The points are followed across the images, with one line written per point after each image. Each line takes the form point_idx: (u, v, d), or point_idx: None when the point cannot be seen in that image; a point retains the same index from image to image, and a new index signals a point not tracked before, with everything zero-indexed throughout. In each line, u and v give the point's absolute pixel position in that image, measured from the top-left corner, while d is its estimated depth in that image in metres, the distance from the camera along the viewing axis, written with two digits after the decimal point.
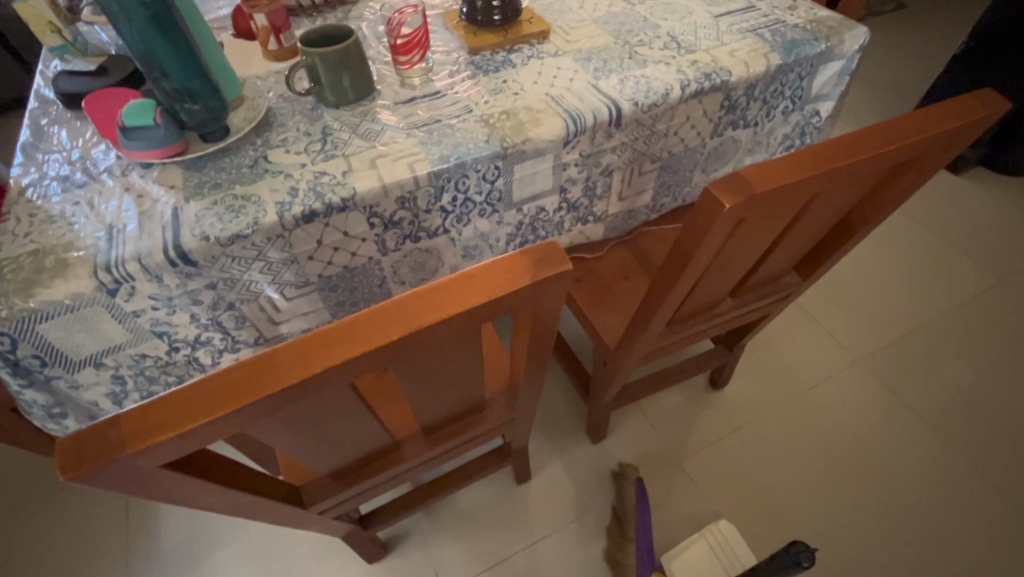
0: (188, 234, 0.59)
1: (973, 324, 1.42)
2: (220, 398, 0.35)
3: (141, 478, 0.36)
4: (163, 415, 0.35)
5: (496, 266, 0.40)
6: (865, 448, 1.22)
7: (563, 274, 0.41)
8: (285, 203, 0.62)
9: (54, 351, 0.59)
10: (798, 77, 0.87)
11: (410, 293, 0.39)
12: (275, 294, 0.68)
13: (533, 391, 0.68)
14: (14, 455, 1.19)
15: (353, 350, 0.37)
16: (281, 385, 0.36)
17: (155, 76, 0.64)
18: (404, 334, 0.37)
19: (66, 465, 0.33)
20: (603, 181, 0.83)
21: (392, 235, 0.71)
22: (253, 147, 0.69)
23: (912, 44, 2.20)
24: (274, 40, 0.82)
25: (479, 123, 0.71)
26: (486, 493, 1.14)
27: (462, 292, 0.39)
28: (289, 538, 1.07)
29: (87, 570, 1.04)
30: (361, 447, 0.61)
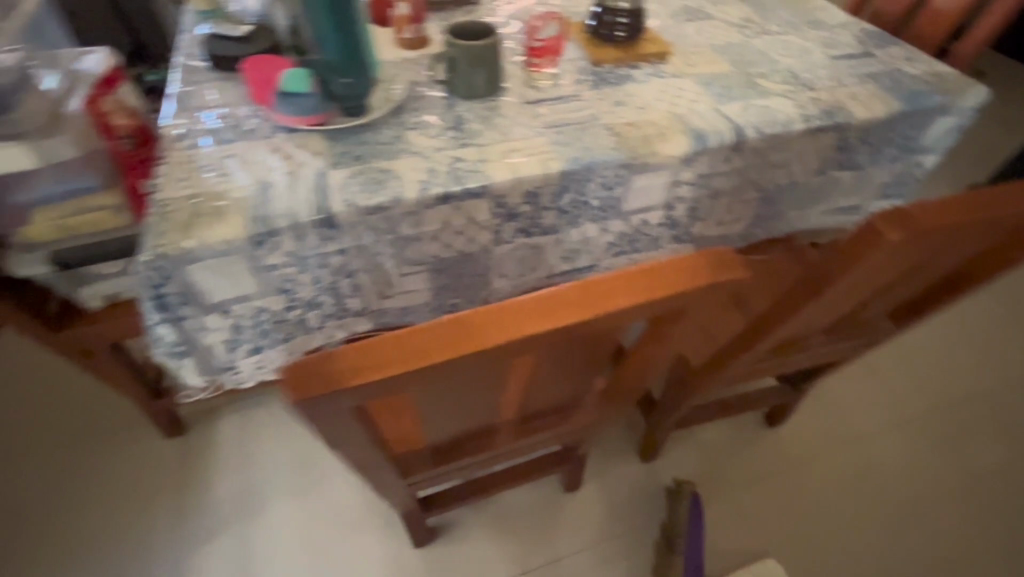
0: (337, 200, 0.62)
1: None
2: (421, 349, 0.37)
3: (332, 415, 0.38)
4: (368, 357, 0.37)
5: (678, 263, 0.42)
6: (914, 509, 1.21)
7: (738, 280, 0.42)
8: (426, 182, 0.65)
9: (194, 292, 0.62)
10: (912, 127, 0.88)
11: (595, 277, 0.41)
12: (393, 268, 0.71)
13: (629, 396, 0.69)
14: (83, 387, 1.23)
15: (544, 323, 0.38)
16: (478, 346, 0.38)
17: (317, 49, 0.68)
18: (592, 315, 0.39)
19: (292, 389, 0.35)
20: (708, 203, 0.84)
21: (510, 227, 0.73)
22: (390, 127, 0.72)
23: (989, 111, 2.18)
24: (410, 29, 0.86)
25: (608, 131, 0.73)
26: (529, 496, 1.15)
27: (646, 283, 0.41)
28: (336, 511, 1.10)
29: (142, 508, 1.08)
30: (468, 425, 0.62)
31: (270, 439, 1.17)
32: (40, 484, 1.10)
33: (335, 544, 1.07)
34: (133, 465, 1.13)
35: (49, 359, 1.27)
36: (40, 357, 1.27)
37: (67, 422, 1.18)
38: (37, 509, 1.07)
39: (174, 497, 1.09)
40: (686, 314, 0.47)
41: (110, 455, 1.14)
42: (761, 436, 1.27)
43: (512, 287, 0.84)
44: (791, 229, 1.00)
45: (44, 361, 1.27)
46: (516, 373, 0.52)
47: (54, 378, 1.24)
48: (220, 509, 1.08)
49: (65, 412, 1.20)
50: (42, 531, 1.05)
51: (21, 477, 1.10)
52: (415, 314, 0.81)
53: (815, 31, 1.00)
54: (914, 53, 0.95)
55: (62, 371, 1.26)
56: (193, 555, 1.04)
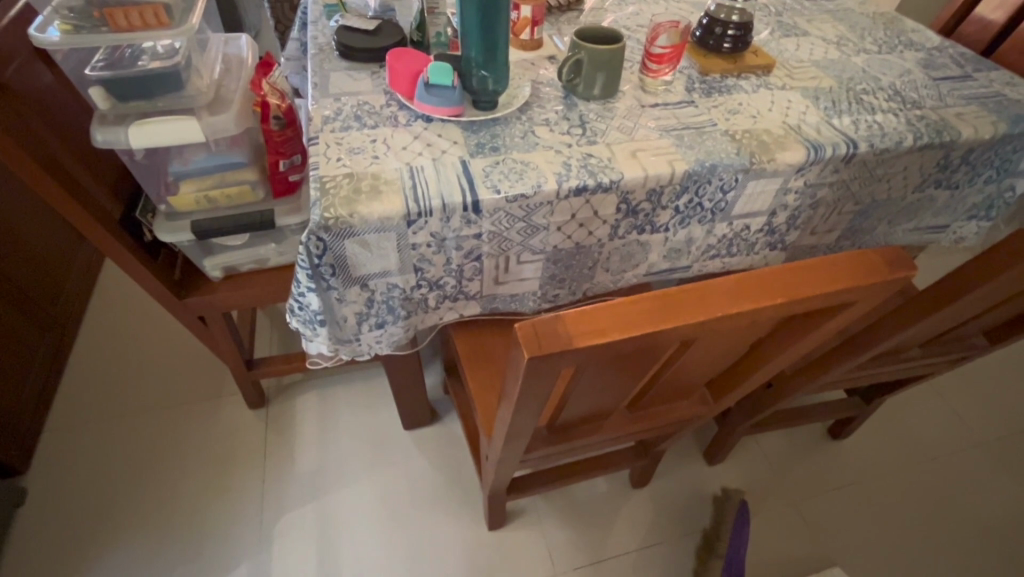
0: (483, 186, 0.66)
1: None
2: (631, 319, 0.41)
3: (543, 373, 0.42)
4: (583, 323, 0.40)
5: (854, 259, 0.45)
6: (981, 533, 1.20)
7: (909, 278, 0.45)
8: (562, 175, 0.69)
9: (345, 264, 0.66)
10: (1012, 150, 0.89)
11: (780, 267, 0.44)
12: (515, 255, 0.75)
13: (738, 391, 0.72)
14: (184, 359, 1.36)
15: (742, 305, 0.42)
16: (682, 320, 0.41)
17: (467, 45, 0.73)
18: (783, 300, 0.42)
19: (530, 345, 0.39)
20: (807, 213, 0.87)
21: (627, 222, 0.76)
22: (520, 122, 0.77)
23: None
24: (529, 30, 0.90)
25: (727, 137, 0.76)
26: (592, 492, 1.18)
27: (828, 273, 0.44)
28: (407, 489, 1.17)
29: (234, 473, 1.18)
30: (593, 405, 0.66)
31: (347, 415, 1.26)
32: (145, 435, 1.23)
33: (405, 518, 1.13)
34: (223, 433, 1.24)
35: (160, 327, 1.43)
36: (151, 324, 1.44)
37: (170, 391, 1.30)
38: (140, 459, 1.20)
39: (259, 461, 1.20)
40: (842, 314, 0.50)
41: (204, 417, 1.26)
42: (823, 449, 1.28)
43: (612, 283, 0.87)
44: (877, 244, 1.02)
45: (153, 328, 1.43)
46: (664, 358, 0.55)
47: (157, 345, 1.39)
48: (301, 477, 1.18)
49: (166, 381, 1.32)
50: (143, 485, 1.16)
51: (131, 428, 1.24)
52: (521, 301, 0.85)
53: (912, 52, 1.02)
54: (1014, 78, 0.96)
55: (166, 337, 1.41)
56: (278, 516, 1.13)
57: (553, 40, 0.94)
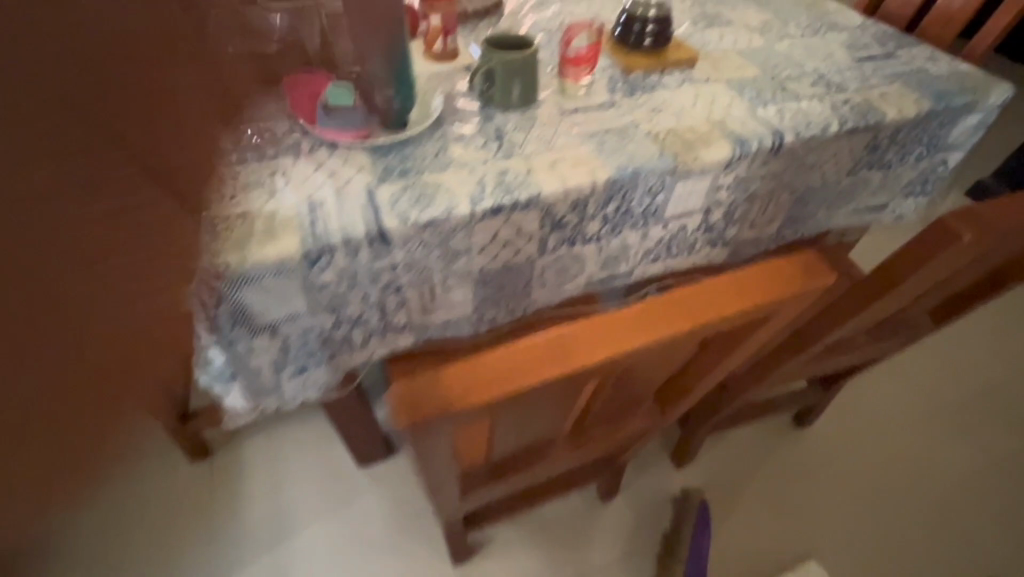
0: (389, 216, 0.61)
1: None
2: (520, 368, 0.39)
3: (435, 429, 0.41)
4: (468, 377, 0.39)
5: (765, 271, 0.43)
6: (944, 506, 1.21)
7: (826, 285, 0.43)
8: (476, 195, 0.64)
9: (247, 312, 0.61)
10: (939, 125, 0.88)
11: (686, 288, 0.42)
12: (439, 282, 0.70)
13: (682, 403, 0.69)
14: None
15: (644, 338, 0.39)
16: (579, 360, 0.39)
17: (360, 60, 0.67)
18: (690, 327, 0.40)
19: (409, 409, 0.38)
20: (743, 208, 0.85)
21: (555, 236, 0.72)
22: (433, 140, 0.72)
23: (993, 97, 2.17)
24: (441, 40, 0.85)
25: (649, 138, 0.73)
26: (563, 508, 1.14)
27: (737, 292, 0.41)
28: (368, 528, 1.11)
29: (179, 533, 1.10)
30: (527, 437, 0.63)
31: (300, 455, 1.20)
32: None
33: (368, 559, 1.08)
34: (165, 489, 1.16)
35: None
36: None
37: None
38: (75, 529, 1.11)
39: (208, 516, 1.12)
40: (764, 325, 0.47)
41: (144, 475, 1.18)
42: (791, 439, 1.27)
43: (551, 298, 0.84)
44: (819, 229, 1.00)
45: None
46: (591, 389, 0.51)
47: None
48: (254, 528, 1.11)
49: None
50: (79, 557, 1.08)
51: None
52: (456, 327, 0.80)
53: (835, 34, 1.01)
54: (935, 52, 0.96)
55: None
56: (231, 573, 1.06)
57: (469, 48, 0.90)
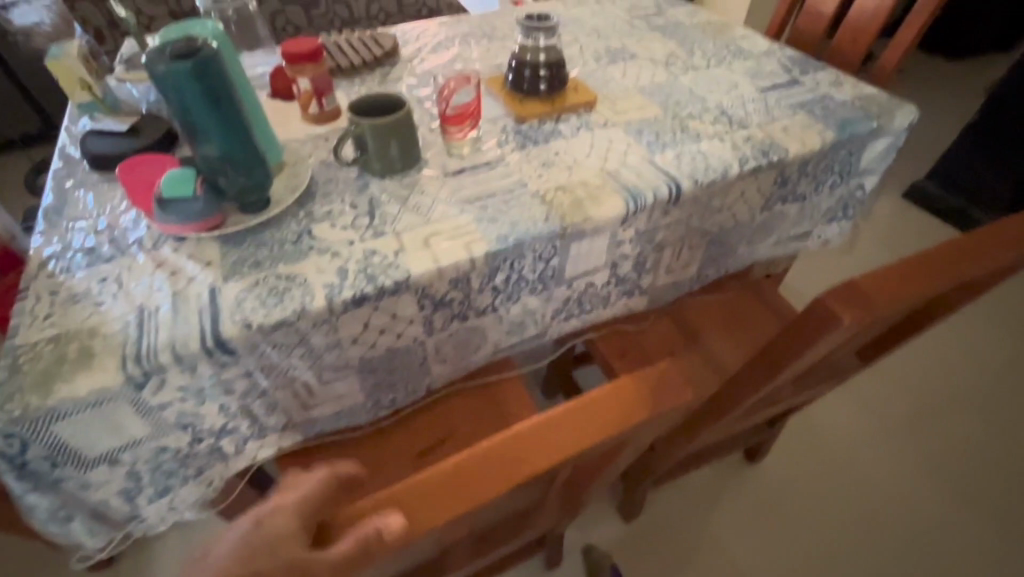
0: (229, 322, 0.54)
1: (1011, 398, 1.37)
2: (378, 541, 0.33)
3: None
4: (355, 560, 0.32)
5: (621, 387, 0.40)
6: (909, 529, 1.17)
7: (682, 403, 0.40)
8: (335, 286, 0.57)
9: (67, 450, 0.52)
10: (848, 154, 0.85)
11: (530, 420, 0.38)
12: (312, 379, 0.63)
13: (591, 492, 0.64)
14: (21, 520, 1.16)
15: (480, 492, 0.35)
16: (409, 528, 0.34)
17: (197, 143, 0.59)
18: (531, 473, 0.37)
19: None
20: (653, 258, 0.80)
21: (441, 315, 0.66)
22: (296, 220, 0.65)
23: (922, 95, 2.21)
24: (316, 103, 0.79)
25: (536, 200, 0.68)
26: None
27: (593, 420, 0.38)
28: None
29: None
30: (414, 558, 0.56)
31: None
32: None
33: None
34: None
35: None
36: None
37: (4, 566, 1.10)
38: None
39: None
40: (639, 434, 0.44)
41: None
42: (744, 474, 1.22)
43: (456, 371, 0.77)
44: (743, 263, 0.96)
45: None
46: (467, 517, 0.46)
47: None
48: None
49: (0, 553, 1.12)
50: None
51: None
52: (351, 416, 0.73)
53: (739, 62, 0.98)
54: (840, 76, 0.94)
55: None
56: None
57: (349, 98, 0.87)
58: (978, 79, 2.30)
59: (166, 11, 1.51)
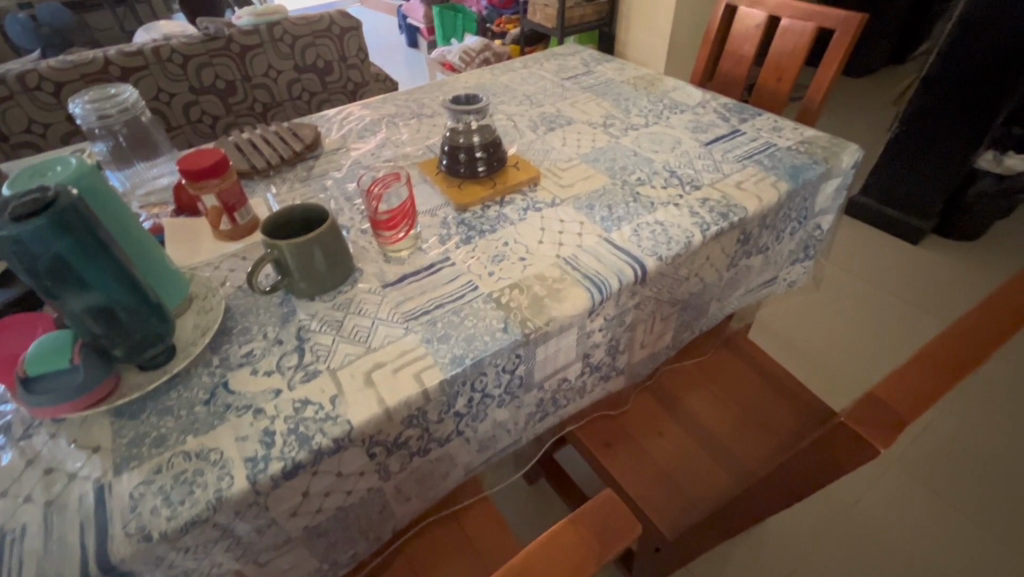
0: (120, 535, 0.42)
1: (994, 401, 1.36)
2: None
3: None
4: None
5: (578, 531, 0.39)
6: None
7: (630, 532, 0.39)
8: (257, 458, 0.46)
9: None
10: (803, 200, 0.83)
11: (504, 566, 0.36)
12: (245, 565, 0.51)
13: None
14: None
15: None
16: None
17: (62, 307, 0.47)
18: None
19: None
20: (627, 337, 0.73)
21: (397, 457, 0.55)
22: (209, 371, 0.54)
23: (839, 113, 2.33)
24: (227, 219, 0.70)
25: (491, 304, 0.60)
26: None
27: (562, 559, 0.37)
28: None
29: None
30: None
31: None
32: None
33: None
34: None
35: None
36: None
37: None
38: None
39: None
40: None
41: None
42: (752, 536, 1.14)
43: (424, 503, 0.66)
44: (716, 320, 0.90)
45: None
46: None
47: None
48: None
49: None
50: None
51: None
52: None
53: (677, 116, 0.96)
54: (779, 120, 0.93)
55: None
56: None
57: (267, 199, 0.80)
58: (885, 92, 2.46)
59: (65, 118, 1.40)
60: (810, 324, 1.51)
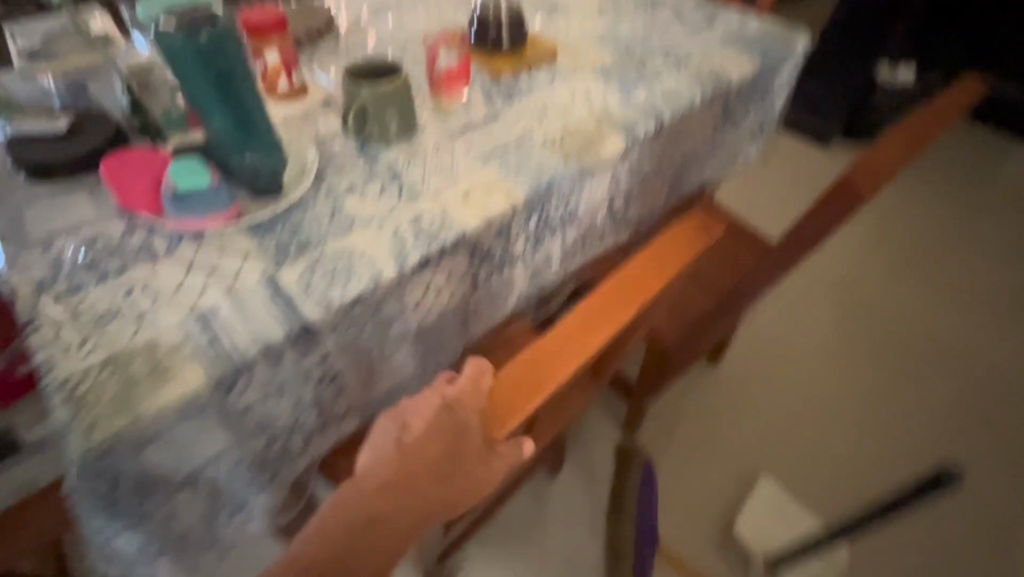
0: (306, 305, 0.52)
1: (901, 265, 1.59)
2: (537, 382, 0.53)
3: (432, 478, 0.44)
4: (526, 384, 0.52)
5: (612, 291, 0.58)
6: (887, 405, 1.31)
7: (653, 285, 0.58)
8: (399, 252, 0.57)
9: (155, 478, 0.48)
10: (767, 80, 1.00)
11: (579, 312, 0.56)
12: (374, 354, 0.62)
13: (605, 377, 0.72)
14: None
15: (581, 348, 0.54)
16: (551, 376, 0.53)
17: (204, 123, 0.56)
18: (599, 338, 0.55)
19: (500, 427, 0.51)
20: (639, 188, 0.87)
21: (485, 268, 0.67)
22: (320, 198, 0.62)
23: None
24: (286, 78, 0.73)
25: (548, 146, 0.72)
26: (525, 499, 1.13)
27: (614, 304, 0.57)
28: None
29: None
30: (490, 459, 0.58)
31: None
32: None
33: None
34: None
35: None
36: None
37: None
38: None
39: None
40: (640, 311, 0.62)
41: None
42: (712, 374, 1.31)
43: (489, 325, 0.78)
44: (697, 188, 1.07)
45: None
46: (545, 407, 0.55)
47: None
48: None
49: None
50: None
51: None
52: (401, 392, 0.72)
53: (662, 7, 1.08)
54: (746, 13, 1.07)
55: None
56: None
57: (317, 77, 0.79)
58: None
59: None
60: (752, 209, 1.75)
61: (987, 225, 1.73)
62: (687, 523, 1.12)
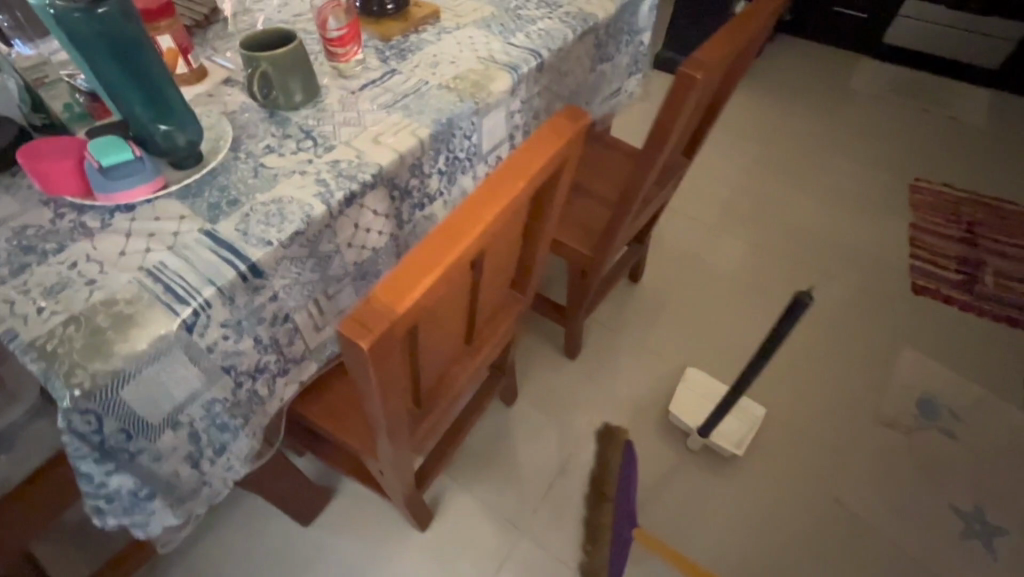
0: (248, 247, 0.58)
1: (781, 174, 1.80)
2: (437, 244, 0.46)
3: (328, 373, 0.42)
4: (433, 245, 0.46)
5: (523, 155, 0.53)
6: (784, 290, 1.50)
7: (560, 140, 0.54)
8: (324, 193, 0.63)
9: (139, 420, 0.53)
10: (630, 15, 1.12)
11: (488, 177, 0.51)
12: (318, 295, 0.68)
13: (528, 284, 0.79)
14: None
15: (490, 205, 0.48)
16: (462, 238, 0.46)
17: (115, 99, 0.59)
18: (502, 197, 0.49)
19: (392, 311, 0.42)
20: (534, 124, 0.96)
21: (406, 205, 0.75)
22: (241, 161, 0.67)
23: None
24: (183, 61, 0.76)
25: (443, 90, 0.80)
26: (490, 430, 1.23)
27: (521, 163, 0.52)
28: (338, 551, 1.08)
29: None
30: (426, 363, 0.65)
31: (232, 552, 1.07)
32: None
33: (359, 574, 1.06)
34: None
35: None
36: None
37: None
38: None
39: None
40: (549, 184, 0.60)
41: None
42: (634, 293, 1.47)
43: None
44: None
45: None
46: (463, 301, 0.61)
47: None
48: None
49: None
50: None
51: None
52: None
53: None
54: None
55: None
56: None
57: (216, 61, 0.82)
58: None
59: None
60: None
61: (851, 131, 1.96)
62: (633, 421, 1.26)
